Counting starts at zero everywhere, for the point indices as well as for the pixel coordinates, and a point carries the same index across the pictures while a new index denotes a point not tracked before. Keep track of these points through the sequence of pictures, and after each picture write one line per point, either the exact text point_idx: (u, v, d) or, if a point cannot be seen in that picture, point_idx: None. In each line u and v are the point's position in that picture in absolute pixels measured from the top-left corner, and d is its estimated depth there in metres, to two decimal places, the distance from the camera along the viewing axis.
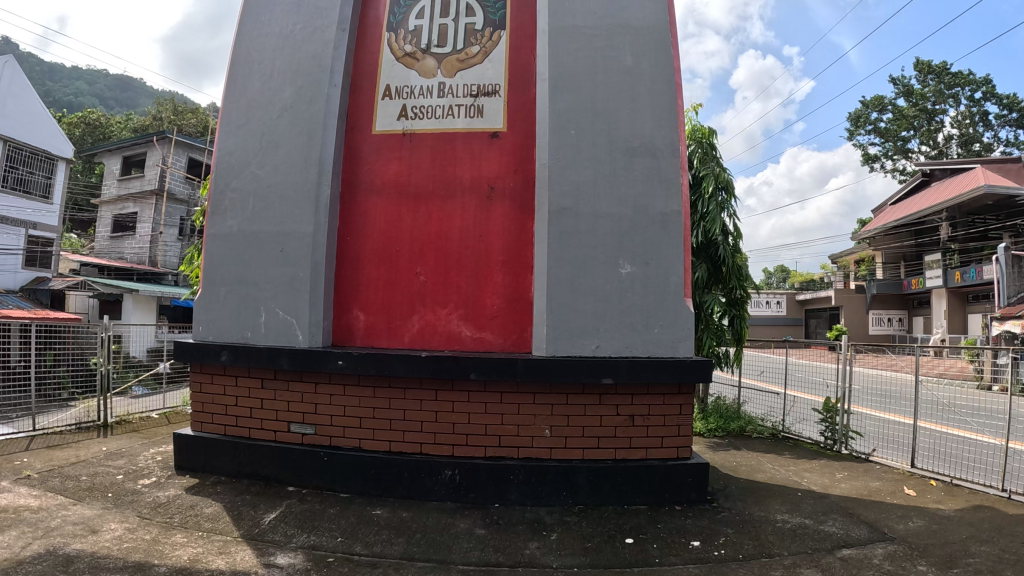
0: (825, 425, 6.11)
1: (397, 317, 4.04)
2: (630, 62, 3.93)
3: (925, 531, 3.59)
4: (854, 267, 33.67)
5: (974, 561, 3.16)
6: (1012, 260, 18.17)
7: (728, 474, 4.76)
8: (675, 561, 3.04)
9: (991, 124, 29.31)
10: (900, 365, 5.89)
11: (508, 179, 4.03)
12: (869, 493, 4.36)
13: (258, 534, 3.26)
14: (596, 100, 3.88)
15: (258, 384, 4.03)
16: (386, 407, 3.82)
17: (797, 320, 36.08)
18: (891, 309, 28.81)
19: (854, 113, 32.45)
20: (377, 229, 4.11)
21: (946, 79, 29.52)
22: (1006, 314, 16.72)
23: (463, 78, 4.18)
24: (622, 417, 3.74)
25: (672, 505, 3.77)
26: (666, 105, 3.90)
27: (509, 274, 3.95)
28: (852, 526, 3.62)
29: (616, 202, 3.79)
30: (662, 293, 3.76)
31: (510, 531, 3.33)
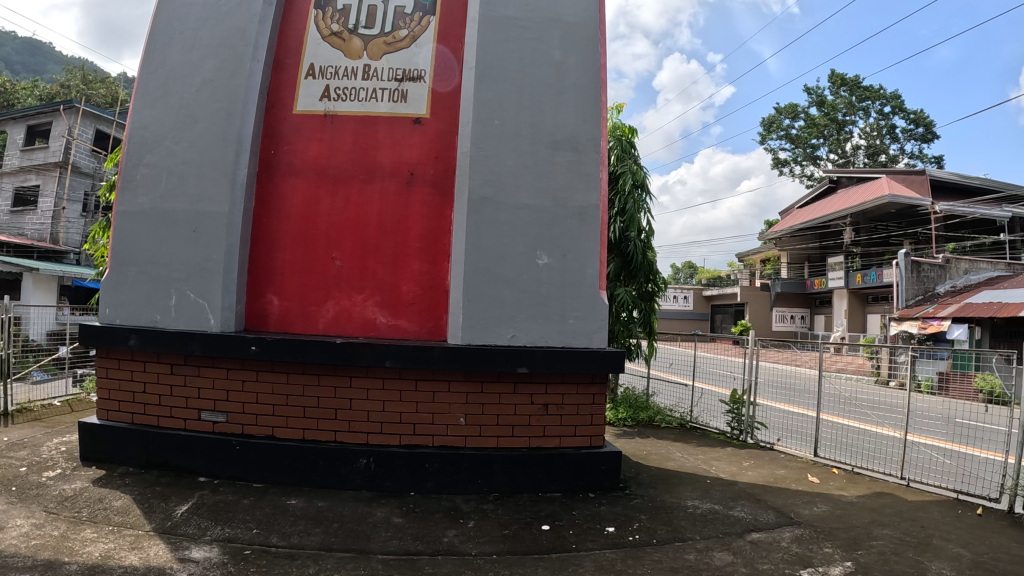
0: (732, 416, 6.23)
1: (312, 303, 3.96)
2: (559, 56, 3.95)
3: (829, 516, 3.73)
4: (760, 266, 34.69)
5: (877, 544, 3.31)
6: (911, 266, 19.08)
7: (637, 463, 4.84)
8: (592, 546, 3.07)
9: (897, 138, 30.73)
10: (803, 360, 6.11)
11: (429, 166, 4.01)
12: (776, 480, 4.51)
13: (171, 528, 3.16)
14: (521, 93, 3.88)
15: (168, 369, 3.89)
16: (300, 394, 3.75)
17: (703, 315, 36.79)
18: (793, 308, 29.77)
19: (767, 119, 33.44)
20: (294, 210, 4.02)
21: (857, 92, 30.72)
22: (903, 314, 18.27)
23: (388, 63, 4.13)
24: (536, 406, 3.76)
25: (586, 492, 3.83)
26: (590, 99, 3.93)
27: (426, 260, 3.94)
28: (759, 510, 3.73)
29: (535, 193, 3.80)
30: (578, 285, 3.81)
31: (428, 520, 3.31)
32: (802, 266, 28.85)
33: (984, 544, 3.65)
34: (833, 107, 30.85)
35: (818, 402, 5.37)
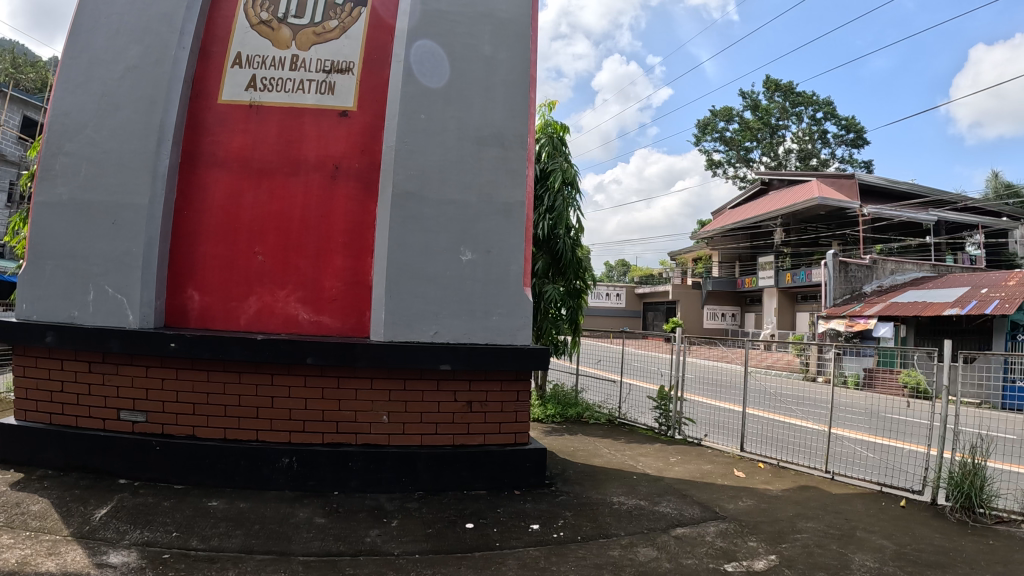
0: (659, 412, 6.38)
1: (234, 298, 3.86)
2: (488, 51, 3.92)
3: (753, 509, 3.79)
4: (692, 265, 35.27)
5: (801, 536, 3.37)
6: (840, 267, 19.55)
7: (565, 459, 4.85)
8: (516, 544, 3.05)
9: (828, 143, 31.64)
10: (731, 357, 6.24)
11: (354, 159, 3.95)
12: (702, 475, 4.57)
13: (89, 532, 3.03)
14: (449, 87, 3.85)
15: (86, 368, 3.74)
16: (221, 393, 3.66)
17: (635, 312, 36.94)
18: (724, 306, 30.40)
19: (703, 121, 34.05)
20: (216, 203, 3.91)
21: (791, 98, 31.52)
22: (831, 313, 18.77)
23: (316, 53, 4.07)
24: (459, 403, 3.76)
25: (512, 489, 3.84)
26: (519, 97, 3.92)
27: (349, 256, 3.89)
28: (686, 505, 3.76)
29: (460, 188, 3.77)
30: (502, 281, 3.79)
31: (350, 520, 3.25)
32: (733, 265, 29.41)
33: (907, 535, 3.77)
34: (766, 111, 31.55)
35: (745, 398, 5.48)
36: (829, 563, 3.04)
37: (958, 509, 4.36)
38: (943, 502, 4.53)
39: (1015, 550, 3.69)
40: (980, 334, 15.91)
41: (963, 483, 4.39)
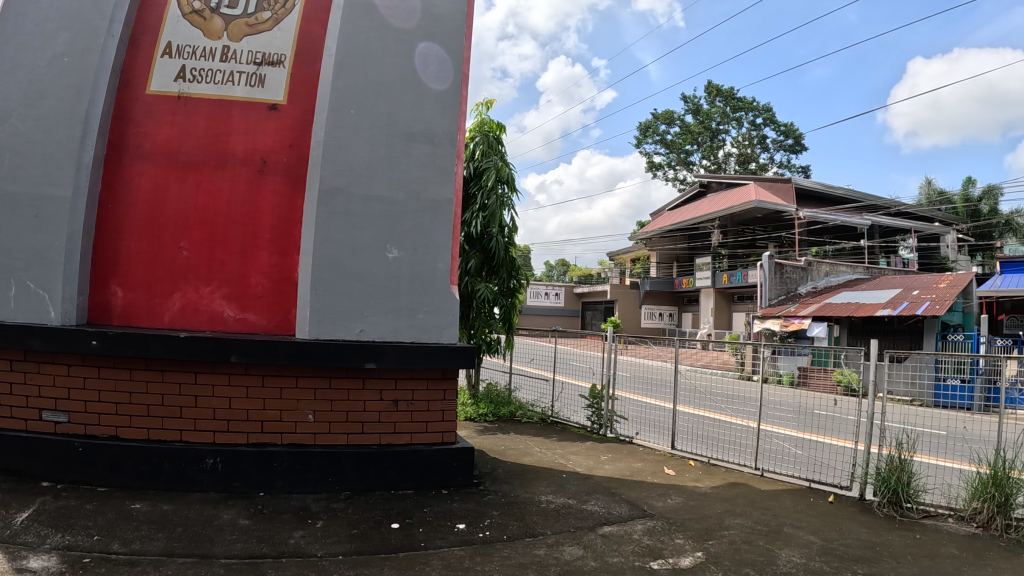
0: (592, 410, 6.57)
1: (158, 295, 3.76)
2: (422, 47, 3.93)
3: (681, 507, 3.86)
4: (630, 265, 35.63)
5: (728, 533, 3.45)
6: (774, 267, 20.03)
7: (494, 458, 4.88)
8: (441, 544, 3.04)
9: (767, 148, 32.38)
10: (661, 355, 6.38)
11: (282, 154, 3.91)
12: (633, 474, 4.62)
13: (7, 537, 2.92)
14: (380, 82, 3.83)
15: (4, 366, 3.59)
16: (144, 391, 3.57)
17: (573, 312, 36.97)
18: (661, 305, 30.84)
19: (644, 123, 34.45)
20: (141, 197, 3.80)
21: (732, 103, 32.16)
22: (767, 313, 19.19)
23: (247, 45, 4.02)
24: (386, 402, 3.77)
25: (440, 488, 3.89)
26: (450, 93, 3.93)
27: (275, 252, 3.85)
28: (614, 503, 3.80)
29: (388, 185, 3.77)
30: (428, 279, 3.82)
31: (274, 521, 3.20)
32: (671, 266, 30.34)
33: (834, 530, 3.86)
34: (707, 116, 32.09)
35: (673, 396, 5.76)
36: (755, 558, 3.11)
37: (885, 504, 4.50)
38: (871, 497, 4.67)
39: (938, 544, 3.82)
40: (910, 334, 16.42)
41: (890, 479, 4.54)
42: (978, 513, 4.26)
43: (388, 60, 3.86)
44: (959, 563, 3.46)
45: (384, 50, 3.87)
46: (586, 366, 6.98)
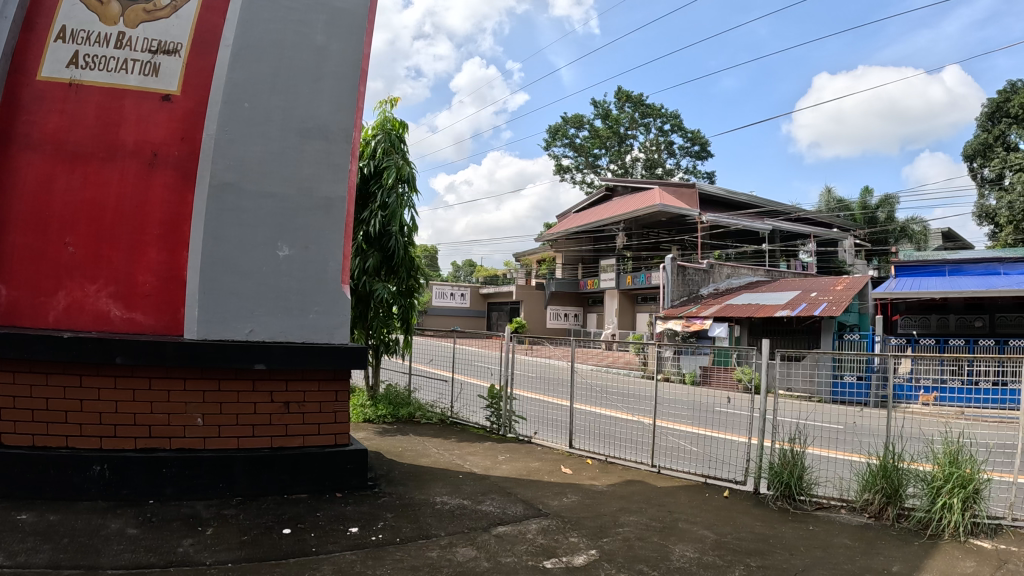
0: (491, 410, 7.02)
1: (41, 293, 3.58)
2: (321, 41, 4.10)
3: (576, 506, 4.11)
4: (536, 267, 36.05)
5: (624, 530, 3.67)
6: (676, 270, 20.49)
7: (392, 459, 5.17)
8: (333, 548, 3.06)
9: (673, 154, 33.44)
10: (556, 354, 6.84)
11: (174, 147, 3.82)
12: (529, 473, 5.01)
13: None
14: (277, 75, 3.97)
15: None
16: (27, 396, 3.41)
17: (479, 312, 36.58)
18: (566, 306, 31.53)
19: (554, 126, 34.84)
20: (25, 189, 3.62)
21: (641, 109, 32.89)
22: (669, 313, 19.60)
23: (143, 32, 3.90)
24: (277, 404, 3.83)
25: (333, 492, 3.97)
26: (347, 90, 4.12)
27: (164, 249, 3.76)
28: (509, 504, 4.03)
29: (281, 182, 3.92)
30: (319, 278, 3.99)
31: (163, 529, 3.13)
32: (574, 268, 31.36)
33: (728, 524, 4.08)
34: (616, 121, 32.78)
35: (569, 396, 6.11)
36: (649, 554, 3.31)
37: (778, 497, 4.74)
38: (765, 491, 4.91)
39: (831, 534, 4.11)
40: (808, 334, 17.16)
41: (782, 473, 4.77)
42: (870, 504, 4.65)
43: (288, 52, 4.01)
44: (850, 552, 3.76)
45: (284, 43, 4.01)
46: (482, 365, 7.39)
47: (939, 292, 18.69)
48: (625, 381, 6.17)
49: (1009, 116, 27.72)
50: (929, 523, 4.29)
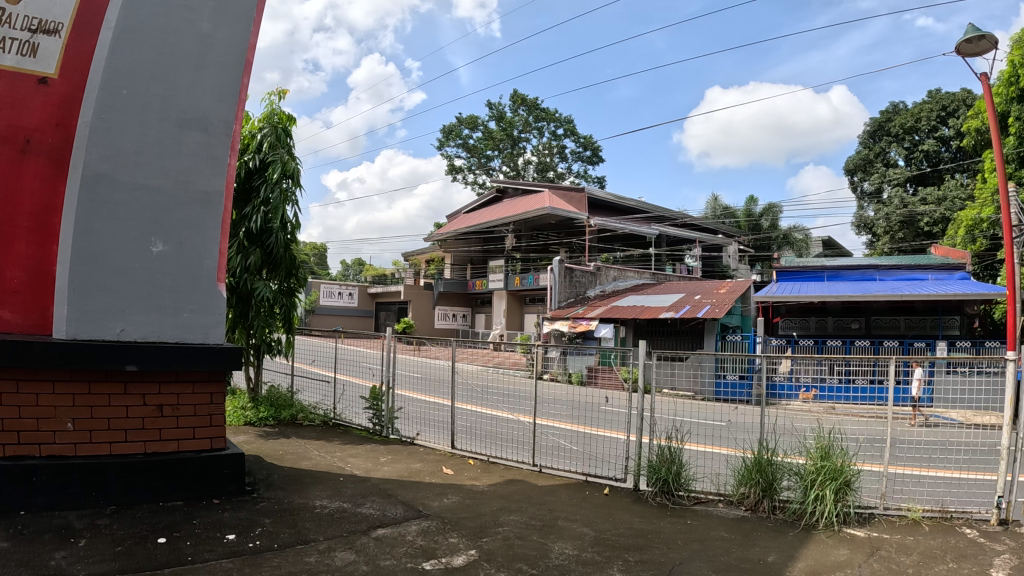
0: (372, 411, 7.94)
1: None
2: (206, 28, 4.16)
3: (456, 505, 4.84)
4: (424, 266, 36.32)
5: (503, 528, 4.32)
6: (563, 272, 20.95)
7: (273, 463, 6.05)
8: (210, 556, 3.23)
9: (564, 158, 34.60)
10: (437, 354, 7.71)
11: (48, 134, 3.74)
12: (412, 474, 5.88)
13: None
14: (157, 63, 4.00)
15: None
16: None
17: (367, 312, 36.04)
18: (455, 307, 32.18)
19: (447, 126, 34.93)
20: None
21: (535, 113, 33.76)
22: (556, 315, 20.02)
23: (24, 8, 3.70)
24: (150, 408, 4.01)
25: (211, 498, 4.24)
26: (228, 81, 4.25)
27: (33, 243, 3.70)
28: (388, 505, 4.66)
29: (157, 175, 4.02)
30: (194, 275, 4.17)
31: (33, 542, 3.12)
32: (464, 268, 32.49)
33: (607, 521, 4.73)
34: (510, 124, 33.22)
35: (450, 396, 6.88)
36: (528, 554, 3.81)
37: (658, 493, 5.49)
38: (643, 487, 5.66)
39: (710, 528, 4.82)
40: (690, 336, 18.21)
41: (661, 470, 5.55)
42: (746, 498, 5.40)
43: (171, 37, 4.05)
44: (727, 545, 4.45)
45: (169, 27, 4.03)
46: (366, 367, 8.22)
47: (817, 296, 19.62)
48: (510, 380, 6.84)
49: (889, 134, 31.92)
50: (804, 514, 5.07)
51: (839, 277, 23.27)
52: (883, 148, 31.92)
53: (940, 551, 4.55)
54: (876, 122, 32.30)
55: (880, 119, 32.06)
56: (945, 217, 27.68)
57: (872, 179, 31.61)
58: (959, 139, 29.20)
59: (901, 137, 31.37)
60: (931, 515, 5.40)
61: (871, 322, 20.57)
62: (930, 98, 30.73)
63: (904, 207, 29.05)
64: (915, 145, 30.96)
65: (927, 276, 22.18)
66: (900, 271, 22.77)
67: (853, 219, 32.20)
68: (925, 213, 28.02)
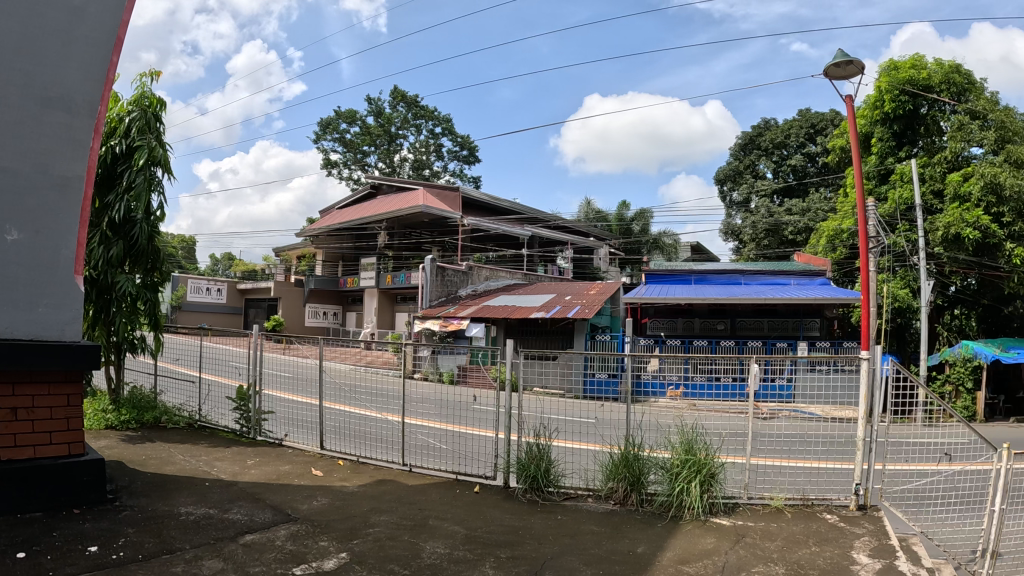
0: (240, 412, 8.20)
1: None
2: (78, 2, 4.35)
3: (324, 507, 5.42)
4: (296, 262, 35.69)
5: (373, 529, 4.87)
6: (434, 271, 23.15)
7: (135, 469, 6.35)
8: (69, 569, 3.56)
9: (440, 157, 35.04)
10: (306, 353, 8.02)
11: None
12: (279, 476, 6.46)
13: None
14: (22, 37, 4.15)
15: None
16: None
17: (236, 309, 35.07)
18: (327, 304, 32.23)
19: (325, 119, 34.36)
20: None
21: (414, 110, 33.94)
22: (427, 313, 22.07)
23: None
24: (5, 413, 4.19)
25: (72, 508, 4.47)
26: (95, 60, 4.45)
27: None
28: (256, 511, 5.12)
29: (13, 158, 4.17)
30: (50, 263, 4.33)
31: None
32: (336, 265, 32.24)
33: (478, 519, 5.28)
34: (389, 120, 33.07)
35: (318, 394, 7.30)
36: (400, 555, 4.29)
37: (528, 489, 6.05)
38: (513, 483, 6.25)
39: (580, 522, 5.39)
40: None
41: (530, 467, 6.11)
42: (614, 492, 6.05)
43: (40, 8, 4.20)
44: (595, 538, 5.04)
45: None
46: (232, 365, 8.49)
47: (684, 299, 20.52)
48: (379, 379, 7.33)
49: (759, 148, 33.74)
50: (671, 506, 5.72)
51: (705, 280, 24.56)
52: (753, 160, 33.64)
53: (803, 536, 5.28)
54: (747, 136, 34.08)
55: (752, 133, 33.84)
56: (808, 227, 29.56)
57: (741, 189, 33.25)
58: (826, 155, 31.27)
59: (770, 152, 33.23)
60: (793, 503, 6.10)
61: (736, 324, 21.74)
62: (799, 116, 32.75)
63: (770, 216, 30.72)
64: (783, 159, 32.87)
65: (790, 280, 24.00)
66: (765, 275, 24.49)
67: (722, 226, 33.67)
68: (790, 223, 29.78)
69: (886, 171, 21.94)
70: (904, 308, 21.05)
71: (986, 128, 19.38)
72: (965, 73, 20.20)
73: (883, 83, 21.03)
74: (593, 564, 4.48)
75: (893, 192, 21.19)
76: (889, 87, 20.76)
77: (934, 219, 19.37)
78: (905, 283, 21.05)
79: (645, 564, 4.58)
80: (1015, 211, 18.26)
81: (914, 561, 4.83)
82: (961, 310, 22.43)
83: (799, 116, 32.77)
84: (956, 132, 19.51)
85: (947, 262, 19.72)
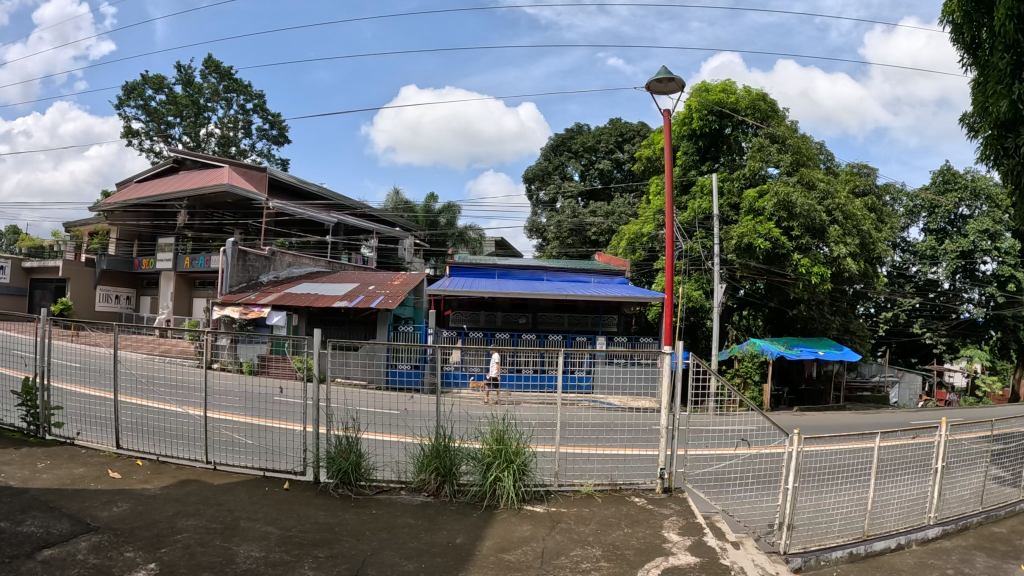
0: (26, 409, 7.13)
1: None
2: None
3: (127, 514, 4.95)
4: (86, 239, 32.50)
5: (181, 537, 4.58)
6: (237, 254, 21.74)
7: None
8: None
9: (247, 134, 33.16)
10: (98, 341, 6.92)
11: None
12: (75, 482, 5.66)
13: None
14: None
15: None
16: None
17: (21, 290, 31.20)
18: (118, 288, 29.64)
19: (129, 83, 31.47)
20: None
21: (225, 83, 31.90)
22: (227, 300, 20.58)
23: None
24: None
25: None
26: None
27: None
28: (53, 521, 4.69)
29: None
30: None
31: None
32: (132, 244, 29.76)
33: (291, 518, 5.12)
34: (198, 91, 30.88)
35: (112, 388, 6.50)
36: (213, 562, 4.18)
37: (339, 485, 5.86)
38: (324, 479, 5.99)
39: (397, 516, 5.29)
40: None
41: (339, 460, 5.92)
42: (426, 483, 5.89)
43: None
44: (413, 531, 4.99)
45: None
46: (17, 354, 7.29)
47: (488, 291, 20.64)
48: (176, 370, 6.68)
49: (569, 151, 34.87)
50: (484, 495, 5.69)
51: (509, 275, 24.96)
52: (562, 162, 34.72)
53: (614, 518, 5.46)
54: (559, 138, 35.06)
55: (563, 135, 34.94)
56: (610, 229, 30.87)
57: (548, 189, 34.13)
58: (631, 162, 32.91)
59: (579, 155, 34.40)
60: (602, 488, 6.26)
61: (537, 317, 22.23)
62: (609, 124, 34.22)
63: (574, 216, 31.80)
64: (590, 164, 34.18)
65: (590, 279, 24.85)
66: (566, 273, 25.21)
67: (527, 224, 34.58)
68: (594, 224, 30.98)
69: (688, 181, 23.57)
70: (698, 308, 22.68)
71: (783, 151, 21.19)
72: (769, 100, 22.04)
73: (694, 101, 22.46)
74: (414, 558, 4.48)
75: (692, 202, 22.66)
76: (699, 107, 22.20)
77: (729, 228, 21.19)
78: (699, 285, 22.53)
79: (466, 554, 4.60)
80: (802, 226, 19.92)
81: (719, 536, 5.18)
82: (749, 311, 24.64)
83: (611, 124, 34.17)
84: (756, 152, 21.06)
85: (740, 268, 21.68)
